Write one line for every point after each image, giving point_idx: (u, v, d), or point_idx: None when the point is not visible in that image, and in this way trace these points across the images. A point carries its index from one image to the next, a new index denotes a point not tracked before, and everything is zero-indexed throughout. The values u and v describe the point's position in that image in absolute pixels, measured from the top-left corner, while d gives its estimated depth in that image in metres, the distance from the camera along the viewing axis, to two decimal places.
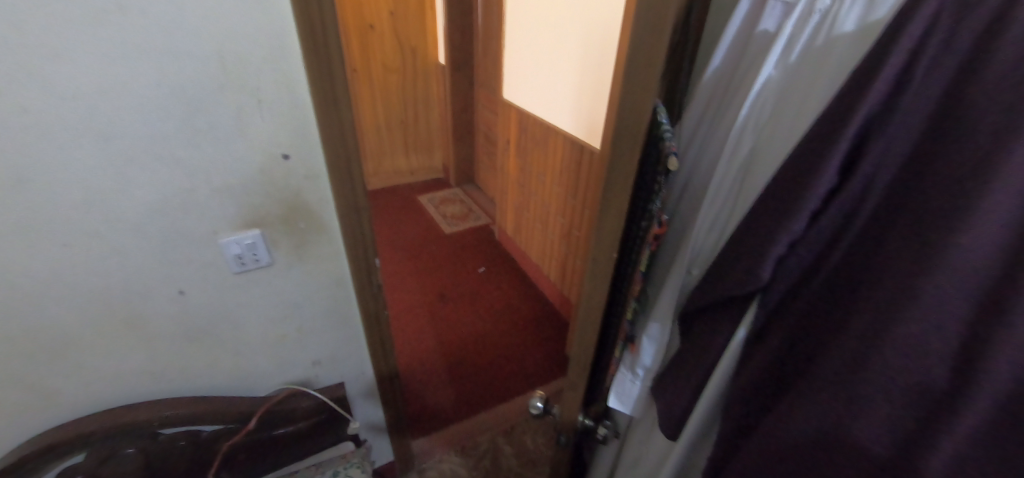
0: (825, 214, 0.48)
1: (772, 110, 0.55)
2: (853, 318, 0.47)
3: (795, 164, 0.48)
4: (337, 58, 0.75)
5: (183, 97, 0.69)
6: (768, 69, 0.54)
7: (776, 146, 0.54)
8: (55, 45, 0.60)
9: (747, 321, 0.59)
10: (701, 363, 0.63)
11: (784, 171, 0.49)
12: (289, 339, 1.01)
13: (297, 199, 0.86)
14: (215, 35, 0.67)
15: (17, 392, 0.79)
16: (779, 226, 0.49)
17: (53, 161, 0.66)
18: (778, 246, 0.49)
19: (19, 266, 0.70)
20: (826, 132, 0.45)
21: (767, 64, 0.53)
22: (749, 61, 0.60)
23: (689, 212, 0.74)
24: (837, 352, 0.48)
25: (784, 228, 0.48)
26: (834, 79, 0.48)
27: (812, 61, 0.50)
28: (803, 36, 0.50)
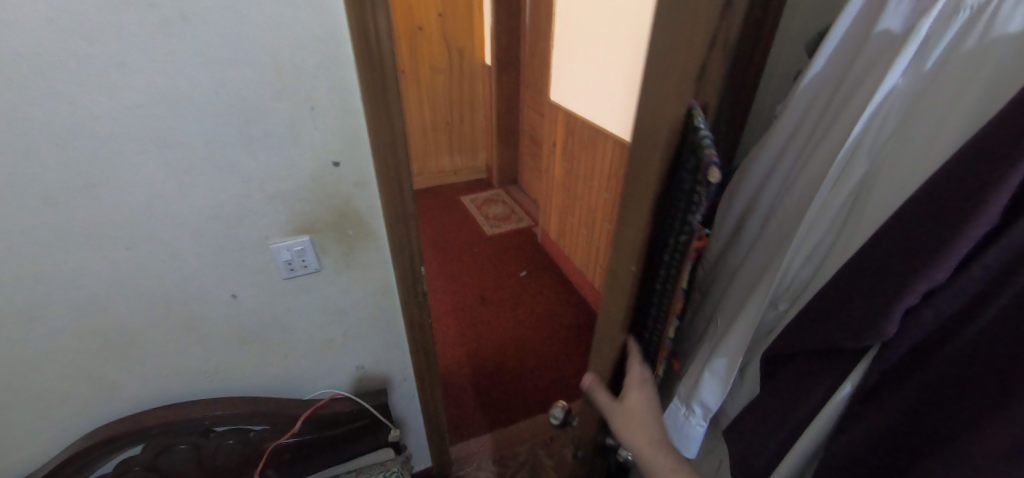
0: (979, 259, 0.39)
1: (898, 123, 0.47)
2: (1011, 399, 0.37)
3: (940, 193, 0.39)
4: (390, 63, 0.72)
5: (241, 104, 0.70)
6: (896, 76, 0.46)
7: (903, 166, 0.45)
8: (124, 53, 0.61)
9: (855, 377, 0.50)
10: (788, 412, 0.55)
11: (924, 203, 0.41)
12: (336, 344, 1.02)
13: (346, 206, 0.86)
14: (272, 44, 0.67)
15: (82, 384, 0.83)
16: (916, 269, 0.40)
17: (120, 167, 0.68)
18: (908, 301, 0.41)
19: (86, 266, 0.74)
20: (992, 154, 0.36)
21: (895, 71, 0.45)
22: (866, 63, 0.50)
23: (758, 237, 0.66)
24: (999, 435, 0.37)
25: (923, 272, 0.40)
26: (994, 84, 0.39)
27: (963, 61, 0.41)
28: (949, 32, 0.42)
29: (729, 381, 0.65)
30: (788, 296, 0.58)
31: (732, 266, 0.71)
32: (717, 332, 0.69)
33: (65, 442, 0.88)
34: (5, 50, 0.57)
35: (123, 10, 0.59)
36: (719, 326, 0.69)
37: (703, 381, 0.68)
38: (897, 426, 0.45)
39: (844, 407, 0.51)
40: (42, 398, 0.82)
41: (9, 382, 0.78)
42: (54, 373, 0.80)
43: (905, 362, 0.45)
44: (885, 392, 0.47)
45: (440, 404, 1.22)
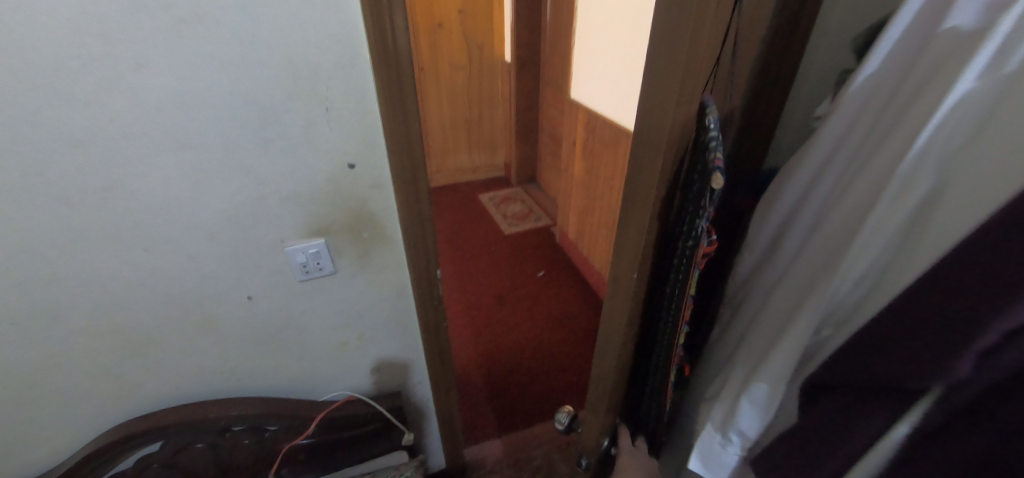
0: None
1: (976, 126, 0.39)
2: None
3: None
4: (407, 62, 0.70)
5: (256, 106, 0.69)
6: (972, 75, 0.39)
7: (986, 179, 0.37)
8: (141, 55, 0.61)
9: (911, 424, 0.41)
10: None
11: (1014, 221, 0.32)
12: (351, 346, 1.01)
13: (362, 209, 0.84)
14: (287, 43, 0.65)
15: (103, 382, 0.84)
16: (1000, 302, 0.32)
17: (137, 169, 0.68)
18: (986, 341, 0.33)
19: (106, 266, 0.74)
20: None
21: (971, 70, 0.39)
22: (936, 58, 0.42)
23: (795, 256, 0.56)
24: None
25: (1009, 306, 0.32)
26: None
27: None
28: None
29: (771, 409, 0.53)
30: (836, 325, 0.48)
31: (764, 287, 0.60)
32: (750, 354, 0.56)
33: (87, 438, 0.90)
34: (24, 52, 0.57)
35: (139, 10, 0.58)
36: (749, 351, 0.57)
37: (740, 408, 0.55)
38: (967, 473, 0.37)
39: (899, 449, 0.42)
40: (65, 395, 0.83)
41: (33, 378, 0.80)
42: (77, 370, 0.82)
43: (971, 404, 0.37)
44: (951, 452, 0.38)
45: (454, 408, 1.21)
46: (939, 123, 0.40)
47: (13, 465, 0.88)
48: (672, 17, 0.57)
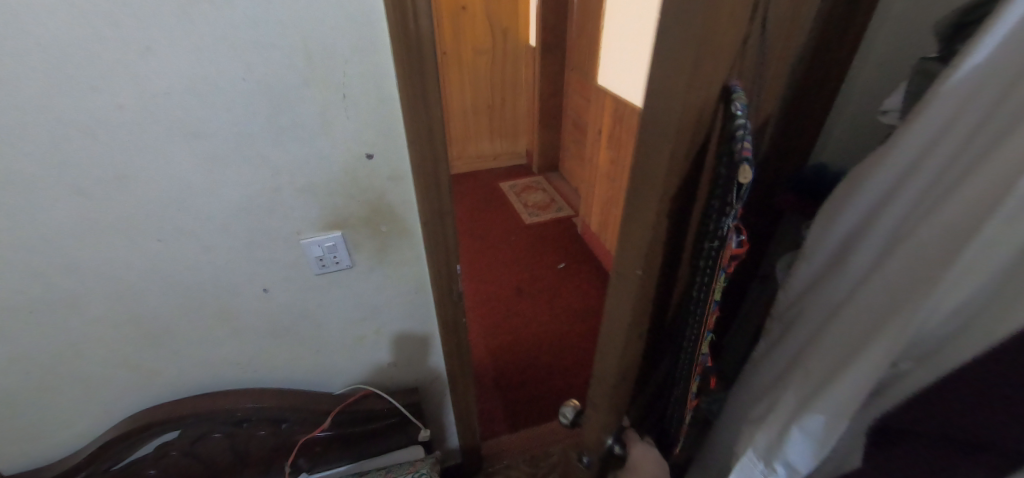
0: None
1: None
2: None
3: None
4: (430, 46, 0.66)
5: (270, 92, 0.65)
6: None
7: None
8: (148, 37, 0.57)
9: None
10: None
11: None
12: (367, 340, 0.99)
13: (380, 201, 0.80)
14: (301, 24, 0.61)
15: (123, 370, 0.84)
16: None
17: (149, 157, 0.66)
18: None
19: (122, 257, 0.73)
20: None
21: None
22: None
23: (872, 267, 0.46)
24: None
25: None
26: None
27: None
28: None
29: (829, 443, 0.44)
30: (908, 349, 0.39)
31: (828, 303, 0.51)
32: (807, 379, 0.48)
33: (108, 423, 0.91)
34: (27, 35, 0.54)
35: None
36: (808, 379, 0.48)
37: (789, 437, 0.46)
38: None
39: None
40: (86, 381, 0.84)
41: (54, 365, 0.80)
42: (96, 358, 0.82)
43: None
44: None
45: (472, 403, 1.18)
46: None
47: (38, 448, 0.89)
48: None
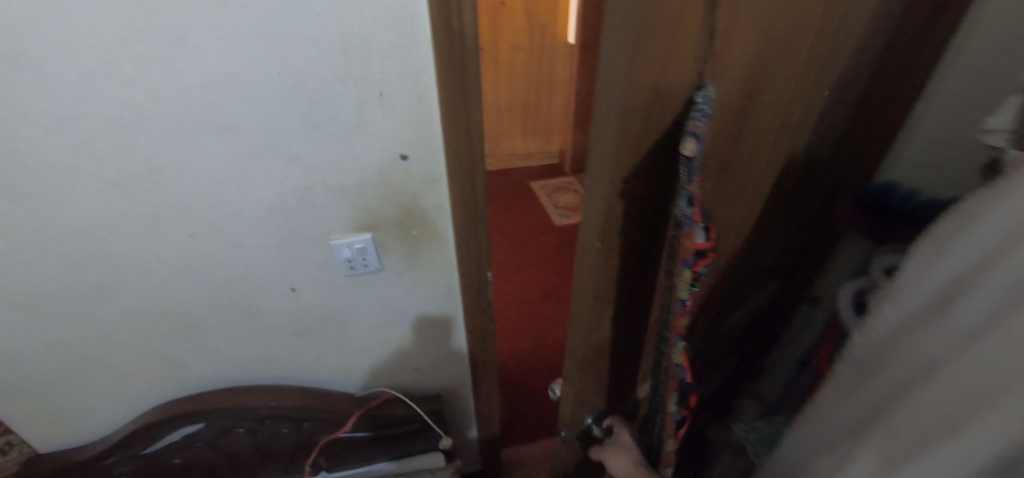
0: None
1: None
2: None
3: None
4: (473, 43, 0.61)
5: (305, 88, 0.63)
6: None
7: None
8: (185, 28, 0.55)
9: None
10: None
11: None
12: (393, 345, 0.96)
13: (413, 205, 0.77)
14: (339, 17, 0.58)
15: (152, 360, 0.85)
16: None
17: (182, 151, 0.65)
18: None
19: (155, 250, 0.73)
20: None
21: None
22: None
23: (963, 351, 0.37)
24: None
25: None
26: None
27: None
28: None
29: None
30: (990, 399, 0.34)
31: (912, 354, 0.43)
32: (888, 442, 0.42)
33: (138, 410, 0.92)
34: (65, 24, 0.53)
35: None
36: (894, 438, 0.41)
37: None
38: None
39: None
40: (118, 369, 0.85)
41: (88, 351, 0.81)
42: (127, 347, 0.83)
43: None
44: None
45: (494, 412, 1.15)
46: None
47: (72, 430, 0.92)
48: None
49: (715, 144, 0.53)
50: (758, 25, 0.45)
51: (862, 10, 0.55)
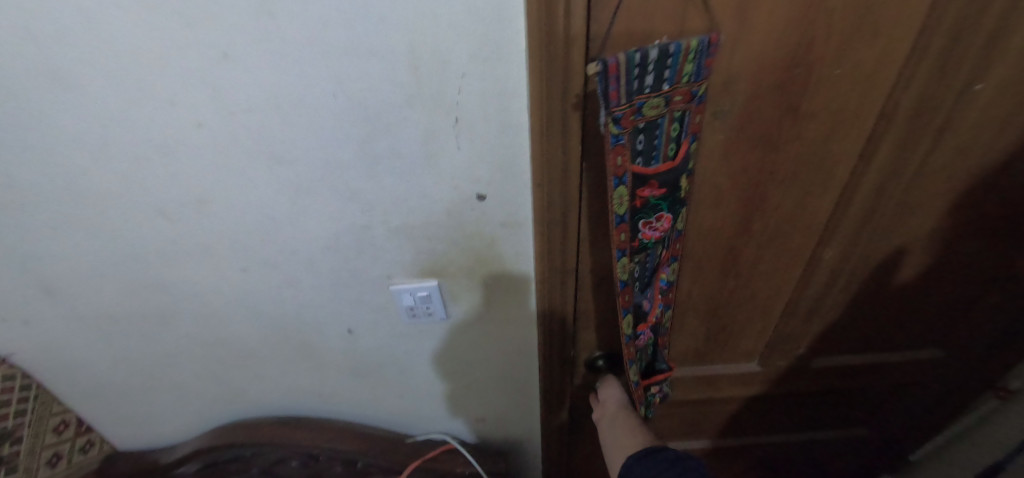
0: None
1: None
2: None
3: None
4: (577, 56, 0.47)
5: (365, 112, 0.50)
6: None
7: None
8: (226, 41, 0.45)
9: None
10: None
11: None
12: (454, 394, 0.85)
13: (488, 249, 0.63)
14: (404, 24, 0.44)
15: (213, 383, 0.82)
16: None
17: (232, 182, 0.56)
18: None
19: (211, 280, 0.67)
20: None
21: None
22: None
23: None
24: None
25: None
26: None
27: None
28: None
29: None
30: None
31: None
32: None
33: (202, 425, 0.91)
34: (97, 40, 0.45)
35: None
36: None
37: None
38: None
39: None
40: (181, 388, 0.83)
41: (154, 369, 0.80)
42: (189, 369, 0.80)
43: None
44: None
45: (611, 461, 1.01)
46: None
47: (145, 437, 0.92)
48: None
49: (745, 123, 0.55)
50: None
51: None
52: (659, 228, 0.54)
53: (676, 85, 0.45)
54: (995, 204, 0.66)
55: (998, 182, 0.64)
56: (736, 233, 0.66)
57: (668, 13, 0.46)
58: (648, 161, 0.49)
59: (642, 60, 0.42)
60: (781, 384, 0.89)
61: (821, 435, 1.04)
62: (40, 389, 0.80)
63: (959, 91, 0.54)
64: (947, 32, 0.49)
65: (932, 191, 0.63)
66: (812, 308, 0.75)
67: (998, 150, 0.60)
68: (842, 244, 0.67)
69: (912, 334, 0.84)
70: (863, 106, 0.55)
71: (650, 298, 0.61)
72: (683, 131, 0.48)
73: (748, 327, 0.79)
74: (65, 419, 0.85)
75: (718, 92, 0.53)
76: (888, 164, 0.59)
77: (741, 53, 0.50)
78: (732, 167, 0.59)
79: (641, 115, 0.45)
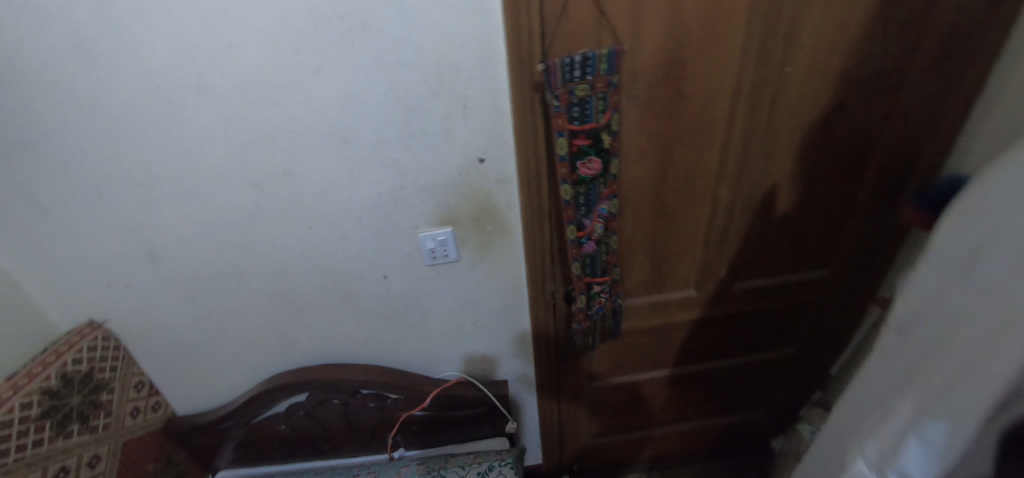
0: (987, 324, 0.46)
1: (907, 329, 0.55)
2: (958, 369, 0.45)
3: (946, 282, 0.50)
4: (539, 61, 0.76)
5: (405, 103, 0.77)
6: (908, 300, 0.55)
7: (918, 310, 0.53)
8: (319, 59, 0.72)
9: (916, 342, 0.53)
10: (903, 342, 0.55)
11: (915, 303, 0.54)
12: (464, 332, 1.08)
13: (487, 202, 0.90)
14: (432, 47, 0.72)
15: (269, 336, 1.02)
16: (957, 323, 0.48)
17: (310, 159, 0.81)
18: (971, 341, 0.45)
19: (281, 240, 0.90)
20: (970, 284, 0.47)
21: (907, 296, 0.55)
22: (909, 313, 0.54)
23: (902, 317, 0.56)
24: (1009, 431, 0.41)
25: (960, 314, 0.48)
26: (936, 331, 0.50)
27: (914, 312, 0.54)
28: (914, 301, 0.54)
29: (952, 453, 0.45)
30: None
31: (945, 312, 0.49)
32: (928, 391, 0.48)
33: (254, 381, 1.09)
34: (233, 62, 0.71)
35: (320, 23, 0.69)
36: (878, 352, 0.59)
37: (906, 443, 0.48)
38: None
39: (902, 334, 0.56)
40: (243, 343, 1.02)
41: (223, 326, 1.00)
42: (253, 323, 1.00)
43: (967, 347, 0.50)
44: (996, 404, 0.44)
45: (593, 391, 1.24)
46: (900, 322, 0.56)
47: (203, 398, 1.09)
48: None
49: (649, 102, 0.85)
50: (669, 5, 0.76)
51: (815, 72, 0.87)
52: (591, 168, 0.83)
53: (598, 76, 0.74)
54: (825, 150, 0.98)
55: (821, 136, 0.96)
56: (658, 180, 0.94)
57: (591, 33, 0.76)
58: (583, 123, 0.78)
59: (571, 61, 0.72)
60: (713, 307, 1.16)
61: (759, 356, 1.30)
62: (126, 351, 0.99)
63: (776, 73, 0.86)
64: (753, 40, 0.81)
65: (782, 143, 0.95)
66: (722, 235, 1.04)
67: (814, 112, 0.92)
68: (731, 184, 0.97)
69: (801, 259, 1.14)
70: (722, 88, 0.86)
71: (591, 219, 0.89)
72: (608, 106, 0.78)
73: (681, 258, 1.07)
74: (142, 380, 1.02)
75: (629, 82, 0.83)
76: (743, 125, 0.90)
77: (639, 56, 0.80)
78: (647, 132, 0.88)
79: (574, 96, 0.75)
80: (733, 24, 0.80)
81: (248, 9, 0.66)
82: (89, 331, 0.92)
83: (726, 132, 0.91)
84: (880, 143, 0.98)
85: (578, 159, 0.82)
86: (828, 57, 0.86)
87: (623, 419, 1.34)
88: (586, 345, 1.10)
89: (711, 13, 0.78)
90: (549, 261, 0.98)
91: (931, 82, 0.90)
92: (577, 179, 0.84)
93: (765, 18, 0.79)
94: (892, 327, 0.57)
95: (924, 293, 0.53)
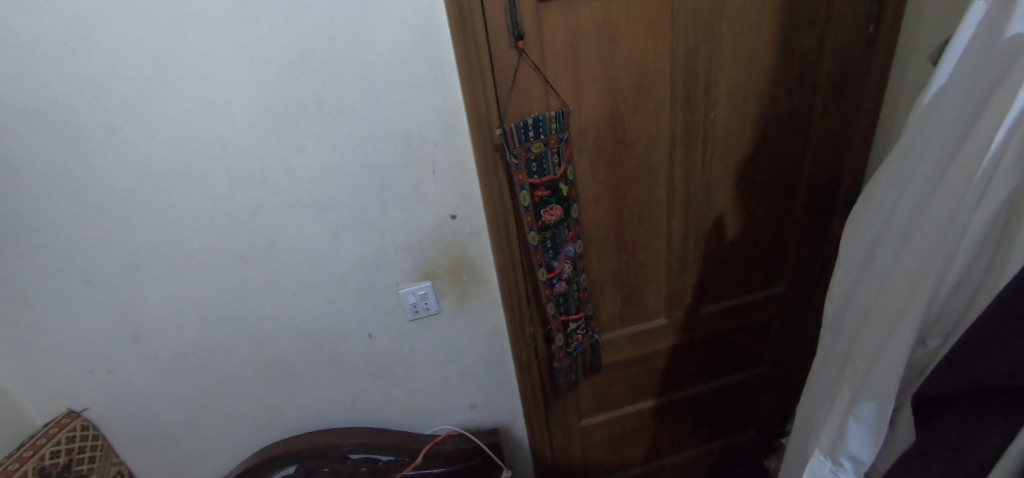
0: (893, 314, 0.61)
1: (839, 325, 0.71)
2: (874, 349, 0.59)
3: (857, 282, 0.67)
4: (496, 126, 0.86)
5: (380, 171, 0.86)
6: (835, 302, 0.72)
7: (842, 307, 0.70)
8: (300, 140, 0.80)
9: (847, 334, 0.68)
10: (839, 335, 0.70)
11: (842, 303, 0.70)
12: (451, 383, 1.10)
13: (462, 254, 0.97)
14: (401, 122, 0.82)
15: (255, 408, 1.02)
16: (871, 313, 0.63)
17: (292, 229, 0.87)
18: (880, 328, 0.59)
19: (265, 309, 0.93)
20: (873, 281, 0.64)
21: (834, 299, 0.72)
22: (839, 312, 0.71)
23: (834, 316, 0.72)
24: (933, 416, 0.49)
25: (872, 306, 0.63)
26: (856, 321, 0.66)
27: (841, 311, 0.70)
28: (840, 301, 0.70)
29: (881, 429, 0.56)
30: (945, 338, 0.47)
31: (863, 306, 0.65)
32: (856, 375, 0.61)
33: (239, 458, 1.07)
34: (221, 149, 0.78)
35: (302, 111, 0.78)
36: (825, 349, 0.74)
37: (847, 425, 0.58)
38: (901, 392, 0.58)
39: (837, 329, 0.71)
40: (227, 419, 1.02)
41: (207, 403, 0.99)
42: (238, 396, 1.00)
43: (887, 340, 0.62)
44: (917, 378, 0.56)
45: (584, 429, 1.26)
46: (835, 320, 0.72)
47: None
48: (533, 43, 0.83)
49: (598, 154, 0.97)
50: (603, 73, 0.89)
51: (735, 116, 1.02)
52: (553, 214, 0.92)
53: (550, 135, 0.86)
54: (758, 181, 1.11)
55: (752, 168, 1.09)
56: (616, 220, 1.04)
57: (539, 99, 0.88)
58: (541, 176, 0.88)
59: (525, 125, 0.84)
60: (685, 333, 1.23)
61: (738, 377, 1.36)
62: (104, 440, 0.97)
63: (702, 119, 1.00)
64: (677, 95, 0.95)
65: (719, 178, 1.08)
66: (681, 265, 1.13)
67: (742, 149, 1.06)
68: (681, 218, 1.08)
69: (756, 279, 1.24)
70: (659, 135, 0.99)
71: (559, 261, 0.97)
72: (562, 159, 0.89)
73: (648, 289, 1.15)
74: (120, 469, 1.00)
75: (578, 137, 0.94)
76: (682, 166, 1.03)
77: (584, 115, 0.92)
78: (600, 178, 0.99)
79: (530, 153, 0.86)
80: (660, 84, 0.94)
81: (235, 103, 0.75)
82: (68, 421, 0.92)
83: (669, 173, 1.03)
84: (803, 170, 1.12)
85: (539, 207, 0.91)
86: (744, 104, 1.01)
87: (617, 456, 1.35)
88: (570, 382, 1.14)
89: (640, 77, 0.91)
90: (525, 304, 1.04)
91: (832, 117, 1.06)
92: (542, 226, 0.93)
93: (685, 76, 0.94)
94: (830, 325, 0.73)
95: (845, 294, 0.70)
